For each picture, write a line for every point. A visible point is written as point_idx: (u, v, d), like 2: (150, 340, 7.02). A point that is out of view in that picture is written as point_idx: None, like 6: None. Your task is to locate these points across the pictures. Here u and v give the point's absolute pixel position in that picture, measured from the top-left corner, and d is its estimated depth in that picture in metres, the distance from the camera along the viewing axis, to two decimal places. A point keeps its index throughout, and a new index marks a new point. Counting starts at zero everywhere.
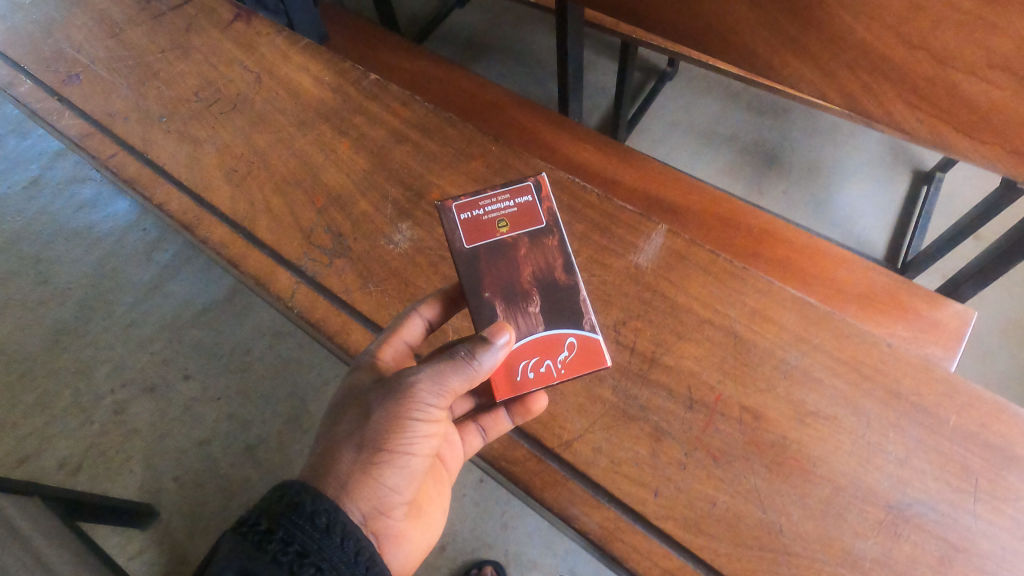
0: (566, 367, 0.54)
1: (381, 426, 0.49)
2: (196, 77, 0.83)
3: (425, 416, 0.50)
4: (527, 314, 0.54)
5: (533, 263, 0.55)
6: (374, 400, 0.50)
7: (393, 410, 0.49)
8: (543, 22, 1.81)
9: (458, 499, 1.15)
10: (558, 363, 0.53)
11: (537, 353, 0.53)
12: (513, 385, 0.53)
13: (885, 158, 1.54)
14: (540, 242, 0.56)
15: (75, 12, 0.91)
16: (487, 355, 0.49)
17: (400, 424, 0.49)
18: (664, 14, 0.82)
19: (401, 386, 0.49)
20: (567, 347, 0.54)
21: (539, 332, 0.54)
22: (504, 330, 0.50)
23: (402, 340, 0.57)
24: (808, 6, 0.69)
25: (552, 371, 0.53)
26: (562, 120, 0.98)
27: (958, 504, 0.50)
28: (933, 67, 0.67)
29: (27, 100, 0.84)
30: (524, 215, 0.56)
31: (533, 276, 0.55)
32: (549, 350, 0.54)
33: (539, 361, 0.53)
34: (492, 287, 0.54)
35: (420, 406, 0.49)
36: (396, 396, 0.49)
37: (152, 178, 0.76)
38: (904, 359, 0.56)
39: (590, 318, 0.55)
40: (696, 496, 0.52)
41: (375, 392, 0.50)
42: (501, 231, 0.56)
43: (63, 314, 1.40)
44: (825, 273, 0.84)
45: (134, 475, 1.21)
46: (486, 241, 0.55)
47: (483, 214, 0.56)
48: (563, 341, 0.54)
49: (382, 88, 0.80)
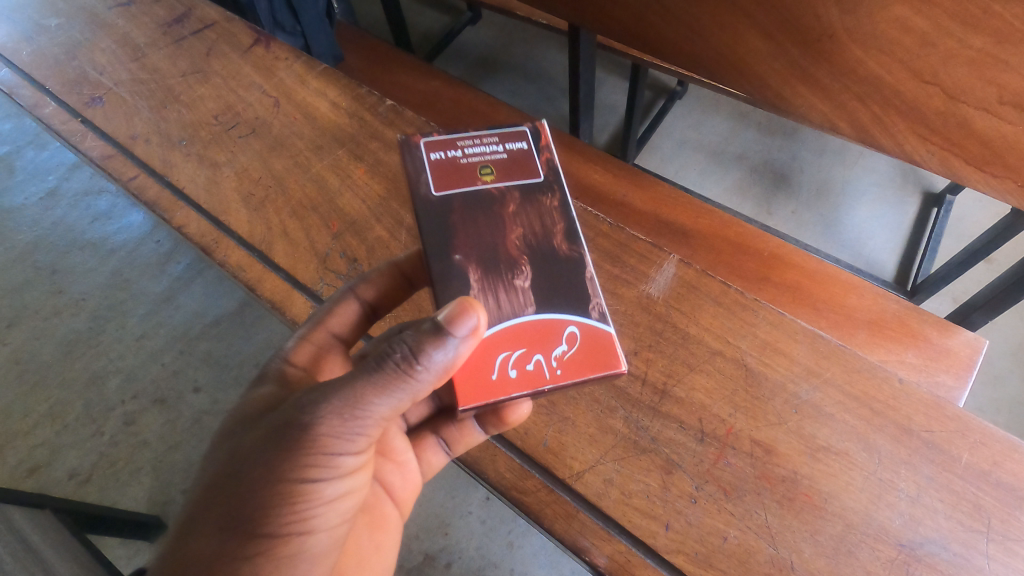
0: (560, 369, 0.50)
1: (277, 480, 0.44)
2: (216, 102, 0.84)
3: (334, 461, 0.45)
4: (514, 288, 0.52)
5: (523, 226, 0.54)
6: (269, 439, 0.45)
7: (293, 458, 0.44)
8: (553, 40, 1.83)
9: (465, 518, 1.16)
10: (551, 360, 0.50)
11: (531, 344, 0.51)
12: (489, 384, 0.49)
13: (895, 180, 1.54)
14: (537, 198, 0.55)
15: (99, 36, 0.93)
16: (440, 351, 0.44)
17: (304, 473, 0.44)
18: (674, 41, 0.83)
19: (305, 423, 0.44)
20: (565, 342, 0.51)
21: (528, 314, 0.51)
22: (456, 330, 0.44)
23: (326, 329, 0.59)
24: (819, 39, 0.70)
25: (549, 368, 0.50)
26: (573, 141, 1.00)
27: (970, 544, 0.50)
28: (945, 102, 0.68)
29: (50, 121, 0.86)
30: (514, 163, 0.56)
31: (523, 240, 0.54)
32: (542, 345, 0.51)
33: (529, 356, 0.50)
34: (468, 244, 0.53)
35: (329, 449, 0.45)
36: (298, 440, 0.44)
37: (172, 201, 0.77)
38: (916, 395, 0.56)
39: (598, 306, 0.53)
40: (708, 530, 0.52)
41: (271, 428, 0.45)
42: (484, 174, 0.55)
43: (77, 325, 1.42)
44: (834, 298, 0.85)
45: (143, 486, 1.22)
46: (466, 184, 0.54)
47: (463, 158, 0.55)
48: (561, 336, 0.51)
49: (397, 113, 0.81)
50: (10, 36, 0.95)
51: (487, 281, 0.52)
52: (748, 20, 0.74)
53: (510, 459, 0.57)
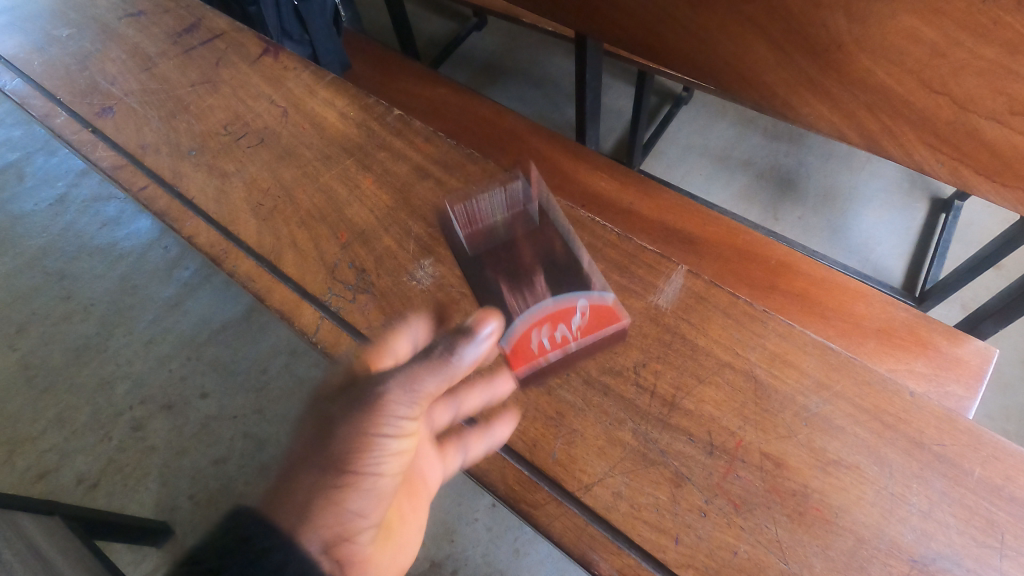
0: (580, 330, 0.60)
1: (344, 441, 0.50)
2: (226, 111, 0.85)
3: (393, 429, 0.51)
4: (534, 289, 0.61)
5: (533, 245, 0.65)
6: (335, 409, 0.51)
7: (358, 422, 0.50)
8: (559, 46, 1.84)
9: (471, 524, 1.16)
10: (572, 327, 0.60)
11: (549, 322, 0.60)
12: (530, 356, 0.59)
13: (903, 185, 1.54)
14: (538, 226, 0.66)
15: (109, 46, 0.94)
16: (474, 347, 0.50)
17: (367, 437, 0.50)
18: (683, 50, 0.84)
19: (368, 397, 0.50)
20: (578, 311, 0.60)
21: (547, 302, 0.60)
22: (488, 323, 0.52)
23: (391, 352, 0.55)
24: (828, 49, 0.70)
25: (563, 344, 0.59)
26: (579, 149, 1.00)
27: (983, 560, 0.49)
28: (955, 112, 0.67)
29: (62, 131, 0.87)
30: (518, 206, 0.67)
31: (535, 254, 0.64)
32: (561, 318, 0.60)
33: (553, 330, 0.60)
34: (495, 268, 0.64)
35: (389, 419, 0.50)
36: (363, 408, 0.50)
37: (181, 211, 0.78)
38: (927, 408, 0.56)
39: (598, 282, 0.62)
40: (717, 545, 0.52)
41: (337, 400, 0.51)
42: (498, 222, 0.66)
43: (85, 330, 1.42)
44: (843, 307, 0.85)
45: (150, 492, 1.23)
46: (486, 233, 0.66)
47: (478, 213, 0.67)
48: (575, 308, 0.60)
49: (405, 122, 0.81)
50: (22, 46, 0.96)
51: (514, 290, 0.62)
52: (756, 30, 0.74)
53: (518, 471, 0.57)
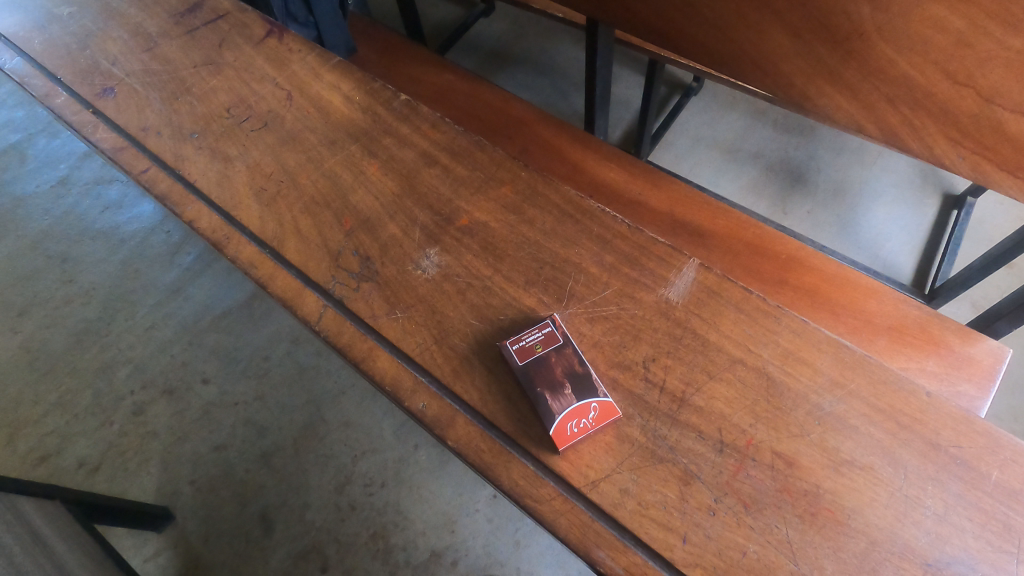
0: (593, 421, 0.56)
1: None
2: (229, 94, 0.83)
3: None
4: (559, 392, 0.57)
5: (557, 351, 0.59)
6: None
7: None
8: (567, 34, 1.81)
9: (471, 515, 1.15)
10: (586, 420, 0.56)
11: (572, 411, 0.56)
12: (565, 437, 0.55)
13: (915, 181, 1.52)
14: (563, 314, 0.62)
15: (111, 25, 0.92)
16: None
17: None
18: (699, 37, 0.81)
19: None
20: (589, 409, 0.56)
21: (571, 402, 0.56)
22: None
23: None
24: (849, 37, 0.68)
25: (583, 427, 0.55)
26: (588, 138, 0.98)
27: (999, 565, 0.48)
28: (979, 105, 0.65)
29: (62, 111, 0.85)
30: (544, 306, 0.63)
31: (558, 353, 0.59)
32: (577, 413, 0.56)
33: (574, 420, 0.56)
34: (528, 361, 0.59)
35: None
36: None
37: (183, 195, 0.76)
38: (944, 409, 0.55)
39: (601, 384, 0.57)
40: (727, 544, 0.51)
41: None
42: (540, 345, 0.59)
43: (87, 314, 1.42)
44: (854, 303, 0.84)
45: (151, 476, 1.22)
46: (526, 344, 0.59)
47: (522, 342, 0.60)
48: (585, 407, 0.56)
49: (412, 108, 0.79)
50: (23, 24, 0.94)
51: (550, 390, 0.57)
52: (774, 18, 0.72)
53: (524, 467, 0.56)
